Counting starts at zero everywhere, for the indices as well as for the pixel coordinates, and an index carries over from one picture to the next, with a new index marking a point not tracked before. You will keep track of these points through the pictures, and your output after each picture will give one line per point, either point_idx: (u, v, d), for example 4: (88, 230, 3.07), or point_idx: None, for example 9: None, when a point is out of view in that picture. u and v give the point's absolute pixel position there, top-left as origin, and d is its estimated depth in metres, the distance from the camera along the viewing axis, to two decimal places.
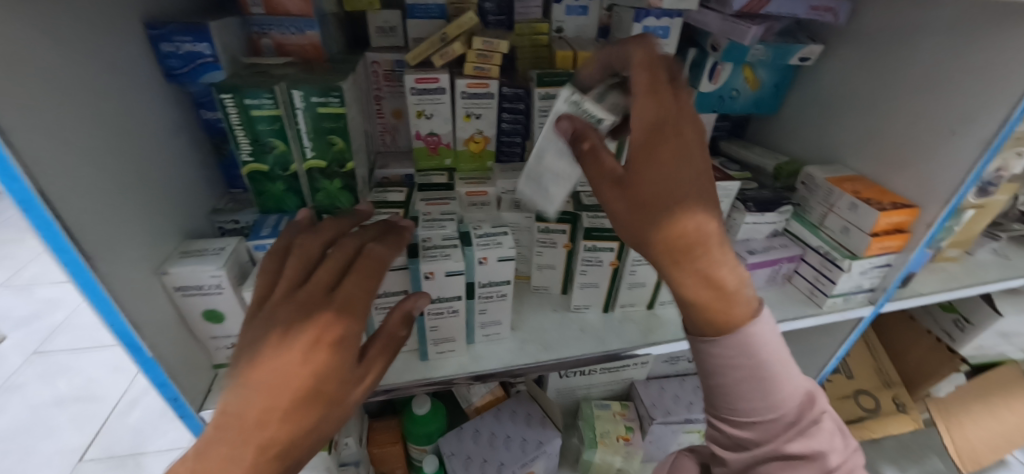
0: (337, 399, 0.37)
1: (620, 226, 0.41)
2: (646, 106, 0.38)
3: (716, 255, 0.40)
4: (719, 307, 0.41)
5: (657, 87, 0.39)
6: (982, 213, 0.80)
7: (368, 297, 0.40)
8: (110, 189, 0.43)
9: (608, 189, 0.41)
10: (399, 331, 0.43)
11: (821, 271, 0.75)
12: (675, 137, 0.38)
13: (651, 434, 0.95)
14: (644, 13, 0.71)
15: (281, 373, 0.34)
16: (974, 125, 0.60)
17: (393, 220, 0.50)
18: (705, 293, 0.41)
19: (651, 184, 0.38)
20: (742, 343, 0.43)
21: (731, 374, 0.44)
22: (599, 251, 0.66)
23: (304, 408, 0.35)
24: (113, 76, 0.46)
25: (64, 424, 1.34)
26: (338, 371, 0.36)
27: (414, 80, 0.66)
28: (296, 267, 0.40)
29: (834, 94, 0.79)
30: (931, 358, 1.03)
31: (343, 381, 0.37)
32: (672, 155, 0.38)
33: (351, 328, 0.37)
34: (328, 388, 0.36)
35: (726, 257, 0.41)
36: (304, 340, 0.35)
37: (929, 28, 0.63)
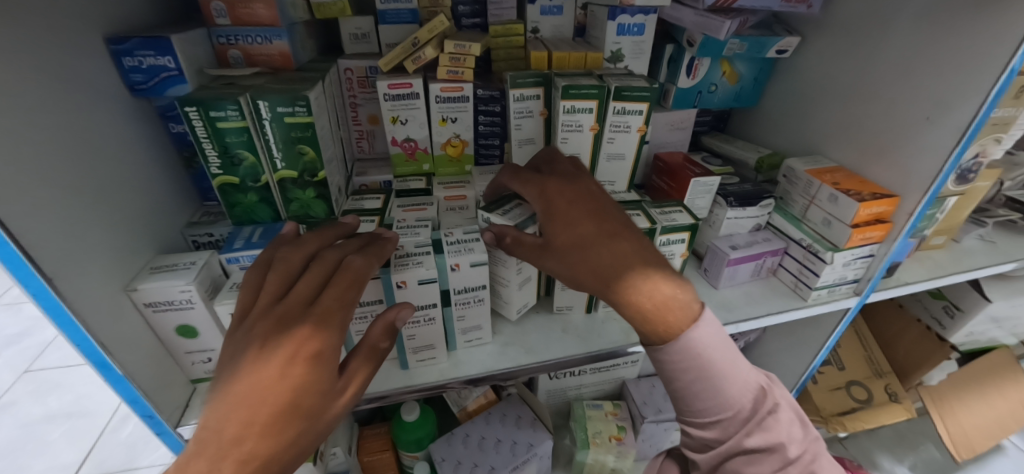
0: (318, 413, 0.35)
1: (565, 277, 0.49)
2: (530, 193, 0.54)
3: (644, 271, 0.45)
4: (662, 318, 0.43)
5: (531, 178, 0.55)
6: (965, 199, 0.80)
7: (348, 308, 0.39)
8: (70, 206, 0.43)
9: (541, 257, 0.50)
10: (380, 342, 0.43)
11: (805, 264, 0.74)
12: (560, 198, 0.51)
13: (643, 432, 0.94)
14: (619, 11, 0.71)
15: (258, 386, 0.32)
16: (948, 112, 0.59)
17: (377, 232, 0.51)
18: (638, 312, 0.43)
19: (561, 236, 0.48)
20: (686, 347, 0.43)
21: (682, 377, 0.43)
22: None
23: (284, 422, 0.32)
24: (71, 89, 0.45)
25: (56, 440, 1.34)
26: (320, 384, 0.34)
27: (387, 85, 0.66)
28: (276, 280, 0.39)
29: (812, 86, 0.78)
30: (921, 345, 1.03)
31: (323, 394, 0.35)
32: (564, 213, 0.50)
33: (332, 338, 0.36)
34: (308, 401, 0.34)
35: (657, 273, 0.45)
36: (284, 353, 0.34)
37: (902, 15, 0.63)
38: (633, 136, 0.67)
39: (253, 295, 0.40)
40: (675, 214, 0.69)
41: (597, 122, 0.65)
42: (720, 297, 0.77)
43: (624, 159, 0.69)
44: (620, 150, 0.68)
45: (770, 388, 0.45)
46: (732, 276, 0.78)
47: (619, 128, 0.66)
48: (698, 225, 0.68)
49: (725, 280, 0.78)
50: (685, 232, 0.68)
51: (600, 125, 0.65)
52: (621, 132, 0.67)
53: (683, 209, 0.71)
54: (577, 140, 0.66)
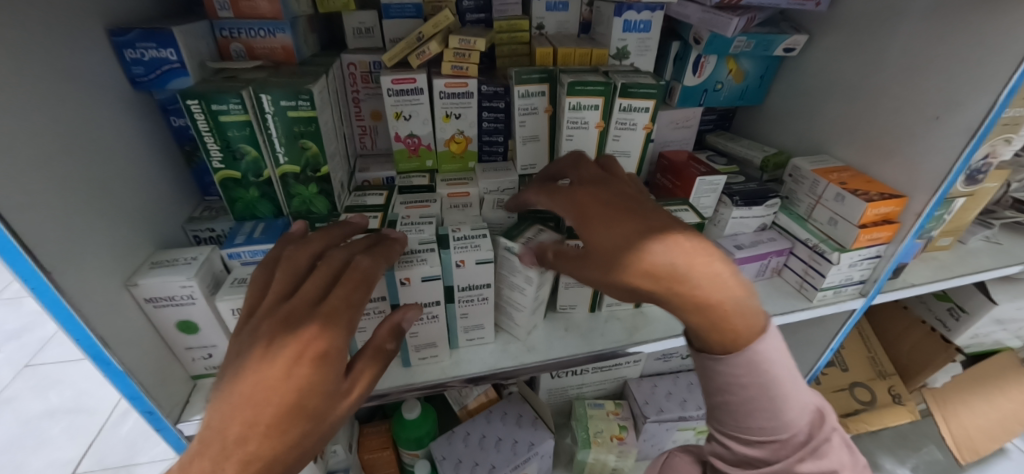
0: (323, 414, 0.34)
1: (617, 290, 0.40)
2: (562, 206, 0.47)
3: (708, 263, 0.37)
4: (721, 325, 0.38)
5: (560, 190, 0.49)
6: (973, 200, 0.79)
7: (355, 308, 0.37)
8: (70, 200, 0.42)
9: (587, 271, 0.42)
10: (387, 342, 0.41)
11: (810, 265, 0.74)
12: (595, 202, 0.44)
13: (645, 432, 0.94)
14: (625, 7, 0.70)
15: (263, 385, 0.31)
16: (959, 111, 0.59)
17: (384, 232, 0.50)
18: (703, 318, 0.37)
19: (601, 243, 0.41)
20: (756, 364, 0.40)
21: (742, 392, 0.41)
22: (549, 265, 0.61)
23: (288, 423, 0.31)
24: (72, 82, 0.45)
25: (56, 435, 1.34)
26: (324, 385, 0.33)
27: (391, 81, 0.65)
28: (283, 280, 0.38)
29: (819, 85, 0.78)
30: (926, 347, 1.03)
31: (328, 395, 0.34)
32: (599, 218, 0.42)
33: (336, 338, 0.34)
34: (313, 402, 0.33)
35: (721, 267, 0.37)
36: (287, 352, 0.32)
37: (911, 13, 0.62)
38: (639, 134, 0.66)
39: (260, 295, 0.39)
40: (680, 213, 0.69)
41: (603, 119, 0.64)
42: None
43: (629, 156, 0.69)
44: (625, 147, 0.68)
45: (822, 412, 0.45)
46: None
47: (625, 126, 0.66)
48: (703, 224, 0.67)
49: None
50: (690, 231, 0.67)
51: (605, 122, 0.65)
52: (626, 129, 0.66)
53: (688, 208, 0.70)
54: (582, 138, 0.65)
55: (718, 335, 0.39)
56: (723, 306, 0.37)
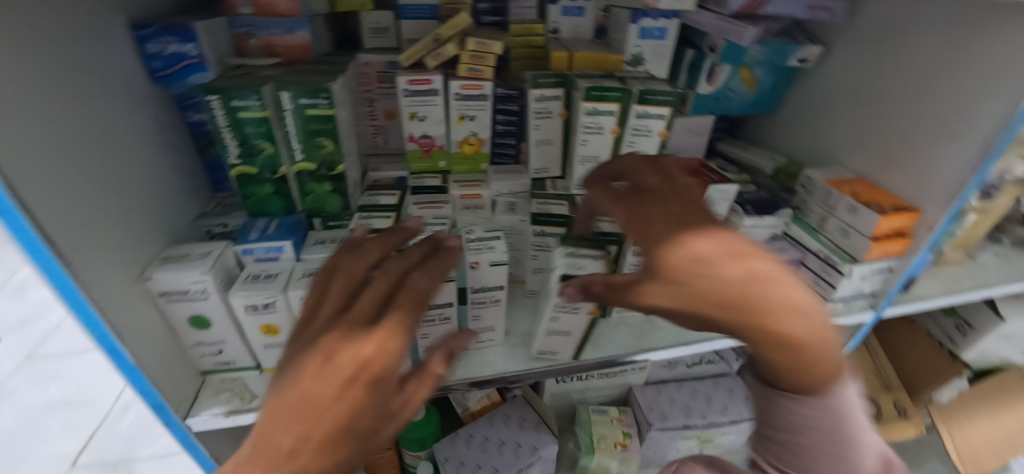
0: (371, 435, 0.31)
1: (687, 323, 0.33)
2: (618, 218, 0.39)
3: (782, 305, 0.30)
4: (802, 363, 0.33)
5: (619, 194, 0.41)
6: (984, 216, 0.79)
7: (412, 329, 0.34)
8: (88, 191, 0.42)
9: (645, 295, 0.34)
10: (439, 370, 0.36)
11: (821, 276, 0.74)
12: (657, 214, 0.35)
13: (648, 439, 0.93)
14: (641, 14, 0.70)
15: (317, 400, 0.29)
16: (976, 124, 0.58)
17: (439, 237, 0.44)
18: (789, 355, 0.32)
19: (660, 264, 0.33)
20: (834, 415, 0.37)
21: (815, 435, 0.37)
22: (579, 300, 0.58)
23: (338, 443, 0.29)
24: (93, 72, 0.45)
25: (56, 428, 1.34)
26: (375, 406, 0.30)
27: (407, 81, 0.65)
28: (340, 290, 0.36)
29: (832, 96, 0.78)
30: (932, 361, 1.02)
31: (381, 415, 0.31)
32: (656, 231, 0.34)
33: (395, 355, 0.32)
34: (363, 423, 0.30)
35: (797, 296, 0.31)
36: (345, 369, 0.30)
37: (930, 27, 0.62)
38: (654, 141, 0.66)
39: (316, 302, 0.37)
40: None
41: (618, 125, 0.64)
42: None
43: None
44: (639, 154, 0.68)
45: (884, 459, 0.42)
46: None
47: (641, 132, 0.65)
48: None
49: None
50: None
51: (621, 129, 0.65)
52: (642, 135, 0.66)
53: None
54: (597, 143, 0.65)
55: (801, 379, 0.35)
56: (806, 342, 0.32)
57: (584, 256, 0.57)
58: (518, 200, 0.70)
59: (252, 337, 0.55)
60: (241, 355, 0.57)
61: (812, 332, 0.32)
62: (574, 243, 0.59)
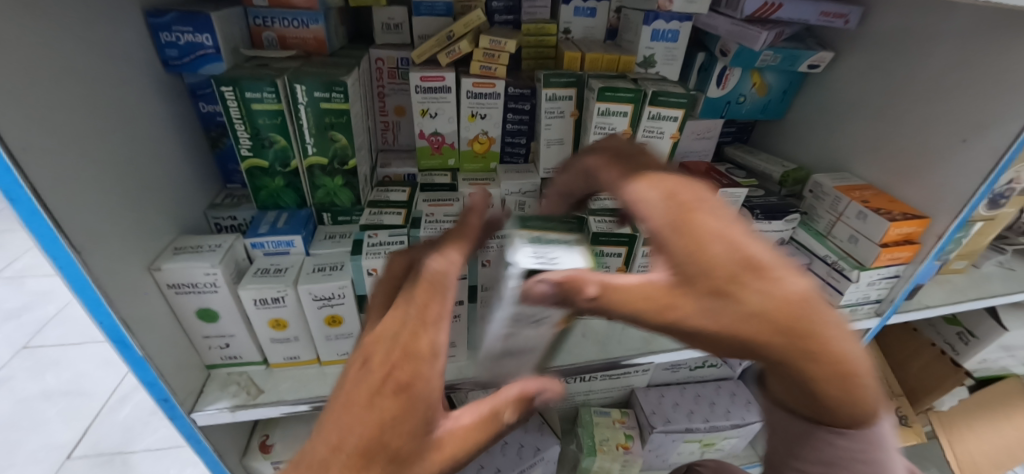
0: (410, 458, 0.28)
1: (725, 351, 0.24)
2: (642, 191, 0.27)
3: (839, 322, 0.24)
4: (849, 399, 0.25)
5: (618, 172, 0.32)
6: (990, 225, 0.79)
7: (438, 326, 0.30)
8: (101, 179, 0.42)
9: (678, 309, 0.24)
10: (505, 411, 0.32)
11: (829, 281, 0.74)
12: (684, 196, 0.26)
13: (650, 442, 0.93)
14: (653, 16, 0.70)
15: (350, 409, 0.29)
16: (986, 134, 0.59)
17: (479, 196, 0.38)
18: (839, 390, 0.25)
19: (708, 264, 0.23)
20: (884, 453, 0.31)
21: None
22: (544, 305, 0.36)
23: (371, 462, 0.28)
24: (107, 60, 0.45)
25: (52, 418, 1.32)
26: (403, 426, 0.28)
27: (419, 78, 0.65)
28: (383, 295, 0.36)
29: (842, 102, 0.78)
30: (934, 369, 1.02)
31: (418, 436, 0.29)
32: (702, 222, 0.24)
33: (426, 370, 0.29)
34: (395, 444, 0.28)
35: (842, 321, 0.24)
36: (374, 375, 0.29)
37: (943, 36, 0.62)
38: (665, 142, 0.66)
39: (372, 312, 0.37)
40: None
41: (630, 127, 0.64)
42: None
43: None
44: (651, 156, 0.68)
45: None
46: None
47: (653, 134, 0.65)
48: None
49: None
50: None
51: (633, 130, 0.65)
52: (653, 137, 0.66)
53: None
54: None
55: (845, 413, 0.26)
56: (845, 364, 0.24)
57: (556, 240, 0.37)
58: (528, 200, 0.71)
59: (261, 331, 0.55)
60: (248, 349, 0.56)
61: (854, 365, 0.24)
62: (538, 228, 0.38)
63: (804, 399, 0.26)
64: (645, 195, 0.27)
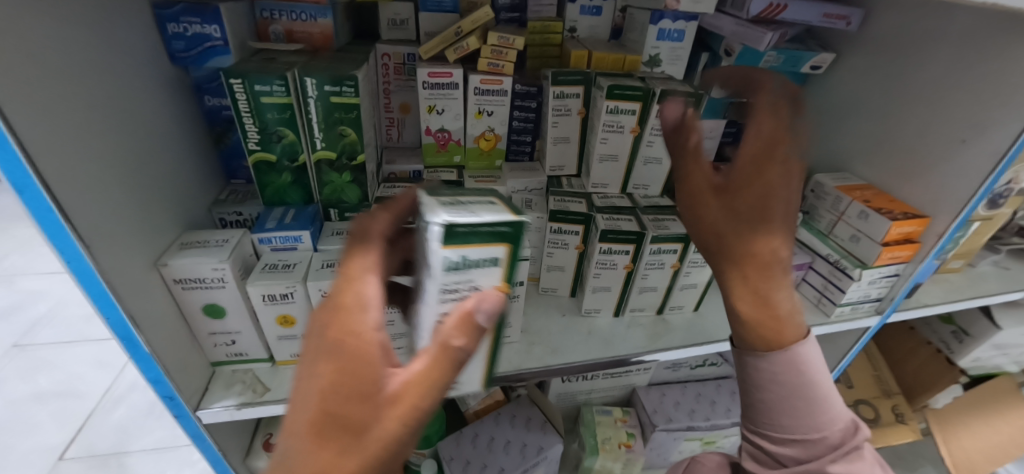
0: (361, 422, 0.30)
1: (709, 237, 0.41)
2: (759, 126, 0.39)
3: (778, 275, 0.41)
4: (776, 330, 0.41)
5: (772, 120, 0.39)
6: (987, 225, 0.80)
7: (362, 296, 0.33)
8: (108, 173, 0.41)
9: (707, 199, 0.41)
10: (452, 338, 0.30)
11: (829, 280, 0.75)
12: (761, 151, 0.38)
13: (652, 441, 0.93)
14: (659, 16, 0.71)
15: (301, 388, 0.32)
16: (987, 135, 0.60)
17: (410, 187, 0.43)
18: (758, 311, 0.41)
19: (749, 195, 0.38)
20: (792, 363, 0.41)
21: (777, 391, 0.41)
22: (472, 268, 0.36)
23: (324, 431, 0.30)
24: (114, 52, 0.44)
25: (44, 420, 1.30)
26: (341, 387, 0.30)
27: (427, 74, 0.64)
28: None
29: (844, 103, 0.79)
30: (930, 368, 1.04)
31: (362, 401, 0.30)
32: (770, 173, 0.38)
33: (352, 328, 0.32)
34: (347, 409, 0.30)
35: (785, 282, 0.41)
36: (314, 353, 0.32)
37: (943, 39, 0.63)
38: None
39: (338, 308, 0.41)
40: (667, 221, 0.66)
41: (638, 125, 0.64)
42: None
43: (660, 163, 0.69)
44: (657, 154, 0.68)
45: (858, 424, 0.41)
46: None
47: (659, 132, 0.66)
48: None
49: None
50: (678, 243, 0.64)
51: (641, 128, 0.65)
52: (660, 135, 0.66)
53: None
54: (616, 142, 0.66)
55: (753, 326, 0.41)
56: (767, 295, 0.41)
57: (470, 204, 0.38)
58: (535, 198, 0.71)
59: (267, 328, 0.54)
60: (253, 346, 0.56)
61: (773, 292, 0.41)
62: (449, 197, 0.40)
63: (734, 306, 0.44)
64: (750, 144, 0.39)
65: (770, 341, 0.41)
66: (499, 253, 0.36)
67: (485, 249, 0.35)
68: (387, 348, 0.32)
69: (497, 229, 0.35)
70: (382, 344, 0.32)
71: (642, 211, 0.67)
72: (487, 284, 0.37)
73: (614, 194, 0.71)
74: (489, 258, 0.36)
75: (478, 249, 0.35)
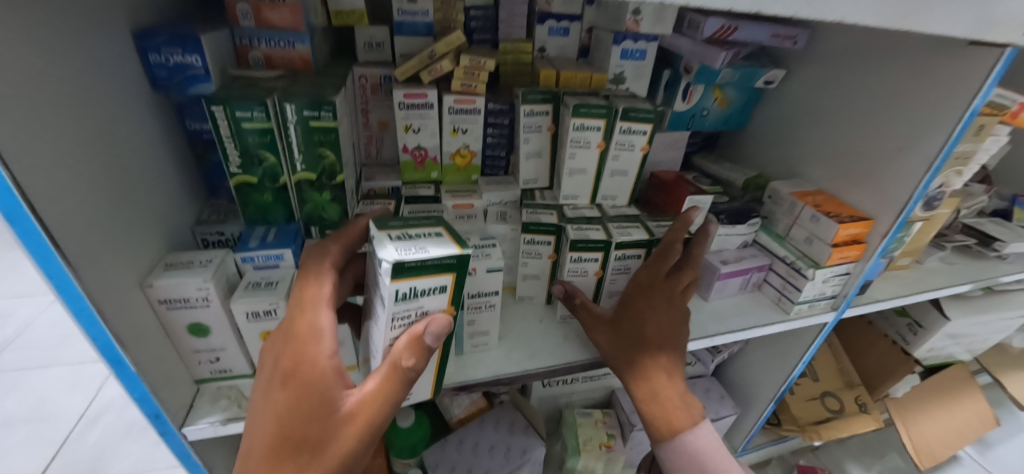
0: (321, 438, 0.39)
1: (610, 354, 0.64)
2: (642, 276, 0.66)
3: (663, 378, 0.61)
4: (665, 421, 0.61)
5: (655, 275, 0.65)
6: (929, 225, 0.87)
7: (315, 329, 0.42)
8: (94, 198, 0.43)
9: (604, 329, 0.65)
10: (403, 359, 0.40)
11: (788, 280, 0.79)
12: (643, 296, 0.64)
13: (631, 439, 0.98)
14: (622, 37, 0.75)
15: (266, 412, 0.40)
16: (920, 145, 0.65)
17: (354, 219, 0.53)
18: (655, 409, 0.61)
19: (630, 323, 0.63)
20: (680, 441, 0.60)
21: (678, 466, 0.61)
22: (421, 296, 0.43)
23: (290, 445, 0.39)
24: (101, 82, 0.46)
25: (12, 447, 1.27)
26: (303, 410, 0.39)
27: (403, 95, 0.68)
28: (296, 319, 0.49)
29: (796, 115, 0.85)
30: (889, 358, 1.10)
31: (323, 422, 0.39)
32: (643, 305, 0.64)
33: (313, 358, 0.40)
34: (307, 429, 0.39)
35: (672, 383, 0.61)
36: (276, 379, 0.41)
37: (878, 56, 0.70)
38: (636, 154, 0.71)
39: None
40: (632, 229, 0.70)
41: (604, 140, 0.68)
42: (710, 309, 0.82)
43: (626, 175, 0.74)
44: (623, 167, 0.73)
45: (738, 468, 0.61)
46: (721, 289, 0.83)
47: (624, 147, 0.70)
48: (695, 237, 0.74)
49: (715, 293, 0.83)
50: (640, 249, 0.69)
51: (606, 142, 0.69)
52: (624, 150, 0.71)
53: None
54: (584, 157, 0.70)
55: (655, 420, 0.61)
56: (661, 400, 0.61)
57: (418, 237, 0.44)
58: (509, 210, 0.74)
59: (250, 344, 0.55)
60: (238, 362, 0.57)
61: (660, 394, 0.61)
62: (399, 228, 0.45)
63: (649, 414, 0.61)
64: (638, 293, 0.65)
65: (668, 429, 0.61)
66: (445, 282, 0.43)
67: (432, 279, 0.42)
68: (343, 373, 0.41)
69: (443, 262, 0.41)
70: (338, 369, 0.41)
71: (610, 222, 0.71)
72: (434, 308, 0.44)
73: (584, 205, 0.75)
74: (436, 287, 0.43)
75: (426, 280, 0.42)
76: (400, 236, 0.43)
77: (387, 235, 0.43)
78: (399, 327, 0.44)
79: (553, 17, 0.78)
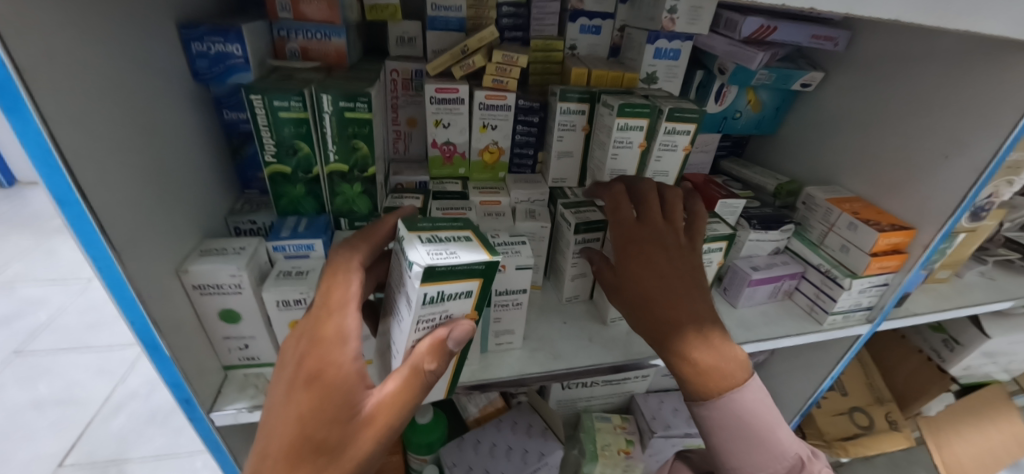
0: (336, 438, 0.39)
1: (634, 323, 0.58)
2: (617, 235, 0.60)
3: (696, 339, 0.52)
4: (705, 382, 0.52)
5: (626, 227, 0.60)
6: (972, 236, 0.83)
7: (339, 331, 0.41)
8: (138, 182, 0.43)
9: (615, 297, 0.60)
10: (425, 363, 0.40)
11: (821, 289, 0.77)
12: (644, 254, 0.57)
13: (650, 447, 0.96)
14: (656, 36, 0.74)
15: (282, 413, 0.40)
16: (966, 152, 0.62)
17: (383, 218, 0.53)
18: (694, 373, 0.52)
19: (642, 288, 0.56)
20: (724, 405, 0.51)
21: (725, 429, 0.52)
22: (446, 300, 0.42)
23: (307, 446, 0.38)
24: (148, 69, 0.47)
25: (42, 428, 1.31)
26: (326, 413, 0.38)
27: (434, 89, 0.67)
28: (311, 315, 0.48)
29: (833, 121, 0.82)
30: (922, 377, 1.07)
31: (341, 426, 0.39)
32: (638, 267, 0.57)
33: (336, 361, 0.40)
34: (326, 432, 0.38)
35: (716, 344, 0.53)
36: (296, 379, 0.40)
37: (923, 60, 0.67)
38: (677, 155, 0.69)
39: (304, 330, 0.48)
40: None
41: (646, 140, 0.66)
42: (738, 316, 0.79)
43: (667, 176, 0.71)
44: (665, 168, 0.70)
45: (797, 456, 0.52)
46: (750, 297, 0.80)
47: (667, 147, 0.68)
48: (734, 235, 0.71)
49: (744, 300, 0.80)
50: None
51: (648, 143, 0.67)
52: (668, 150, 0.68)
53: (717, 221, 0.73)
54: (626, 157, 0.67)
55: (691, 386, 0.52)
56: (699, 364, 0.52)
57: (447, 241, 0.43)
58: (537, 208, 0.73)
59: (278, 334, 0.56)
60: (266, 351, 0.58)
61: (693, 355, 0.52)
62: (428, 231, 0.45)
63: (686, 375, 0.52)
64: (629, 254, 0.58)
65: (707, 387, 0.52)
66: (471, 287, 0.43)
67: (459, 284, 0.42)
68: (365, 375, 0.40)
69: (473, 268, 0.41)
70: (360, 371, 0.40)
71: None
72: (457, 312, 0.44)
73: None
74: (461, 292, 0.43)
75: (453, 285, 0.41)
76: (429, 239, 0.43)
77: (421, 236, 0.43)
78: (422, 330, 0.43)
79: (585, 15, 0.77)
